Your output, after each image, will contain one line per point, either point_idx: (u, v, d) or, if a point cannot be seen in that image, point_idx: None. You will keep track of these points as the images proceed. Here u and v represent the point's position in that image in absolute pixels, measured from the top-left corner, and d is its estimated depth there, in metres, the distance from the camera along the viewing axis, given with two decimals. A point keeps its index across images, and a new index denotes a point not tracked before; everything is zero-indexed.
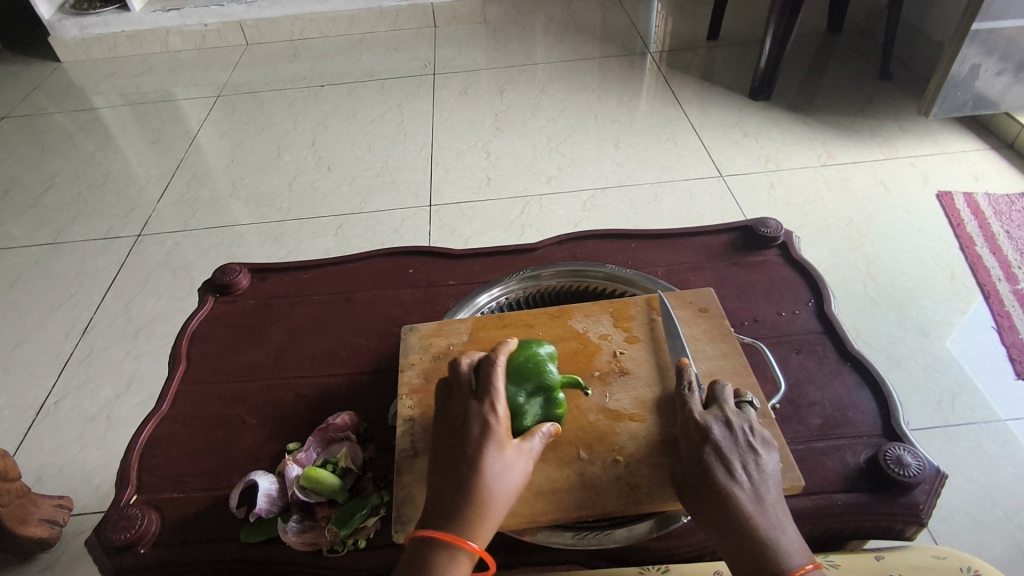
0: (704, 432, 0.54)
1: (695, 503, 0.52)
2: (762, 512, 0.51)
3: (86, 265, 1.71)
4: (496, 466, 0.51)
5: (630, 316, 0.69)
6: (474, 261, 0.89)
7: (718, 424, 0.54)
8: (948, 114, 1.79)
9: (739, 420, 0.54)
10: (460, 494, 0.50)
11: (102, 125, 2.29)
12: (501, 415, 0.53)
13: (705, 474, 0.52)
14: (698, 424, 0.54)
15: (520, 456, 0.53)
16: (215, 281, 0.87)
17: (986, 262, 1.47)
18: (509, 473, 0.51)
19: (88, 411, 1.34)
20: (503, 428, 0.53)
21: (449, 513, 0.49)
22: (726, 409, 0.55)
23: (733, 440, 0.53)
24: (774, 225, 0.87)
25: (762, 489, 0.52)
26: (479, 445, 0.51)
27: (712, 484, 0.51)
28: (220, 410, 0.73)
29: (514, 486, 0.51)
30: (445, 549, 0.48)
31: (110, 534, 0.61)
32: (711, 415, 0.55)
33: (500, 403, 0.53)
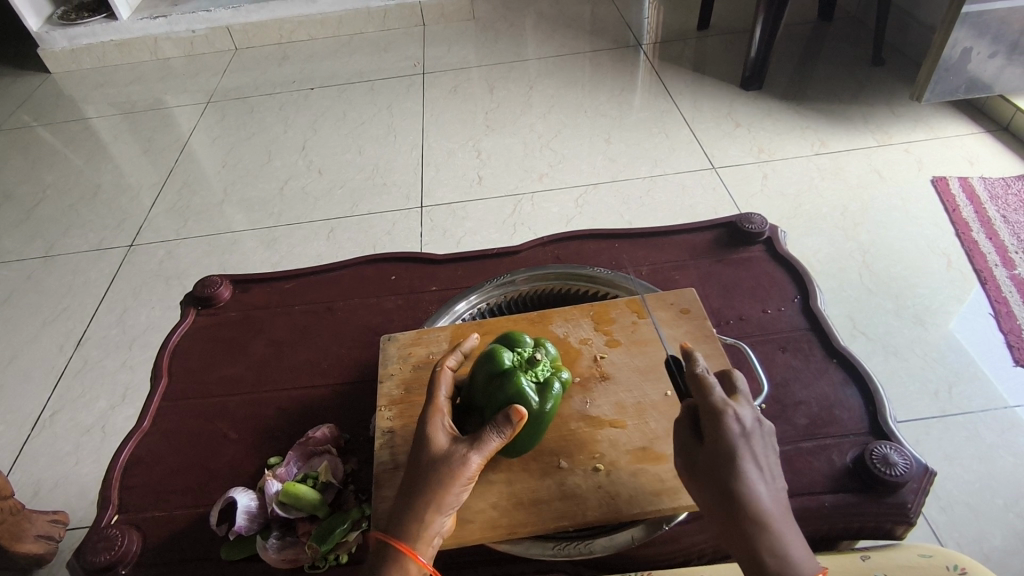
0: (740, 422, 0.49)
1: (717, 498, 0.48)
2: (783, 514, 0.48)
3: (79, 277, 1.71)
4: (427, 461, 0.51)
5: (611, 319, 0.68)
6: (456, 266, 0.88)
7: (749, 415, 0.51)
8: (941, 98, 1.77)
9: (763, 418, 0.52)
10: (402, 494, 0.50)
11: (93, 135, 2.28)
12: (439, 414, 0.54)
13: (737, 467, 0.48)
14: (733, 417, 0.49)
15: (459, 449, 0.51)
16: (196, 294, 0.86)
17: (983, 247, 1.45)
18: (441, 466, 0.50)
19: (83, 424, 1.34)
20: (442, 427, 0.53)
21: (396, 513, 0.50)
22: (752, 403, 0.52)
23: (763, 437, 0.50)
24: (759, 220, 0.86)
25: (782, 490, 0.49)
26: (415, 446, 0.53)
27: (743, 479, 0.47)
28: (202, 426, 0.73)
29: (449, 478, 0.50)
30: (385, 546, 0.48)
31: (90, 556, 0.61)
32: (740, 407, 0.51)
33: (438, 404, 0.55)
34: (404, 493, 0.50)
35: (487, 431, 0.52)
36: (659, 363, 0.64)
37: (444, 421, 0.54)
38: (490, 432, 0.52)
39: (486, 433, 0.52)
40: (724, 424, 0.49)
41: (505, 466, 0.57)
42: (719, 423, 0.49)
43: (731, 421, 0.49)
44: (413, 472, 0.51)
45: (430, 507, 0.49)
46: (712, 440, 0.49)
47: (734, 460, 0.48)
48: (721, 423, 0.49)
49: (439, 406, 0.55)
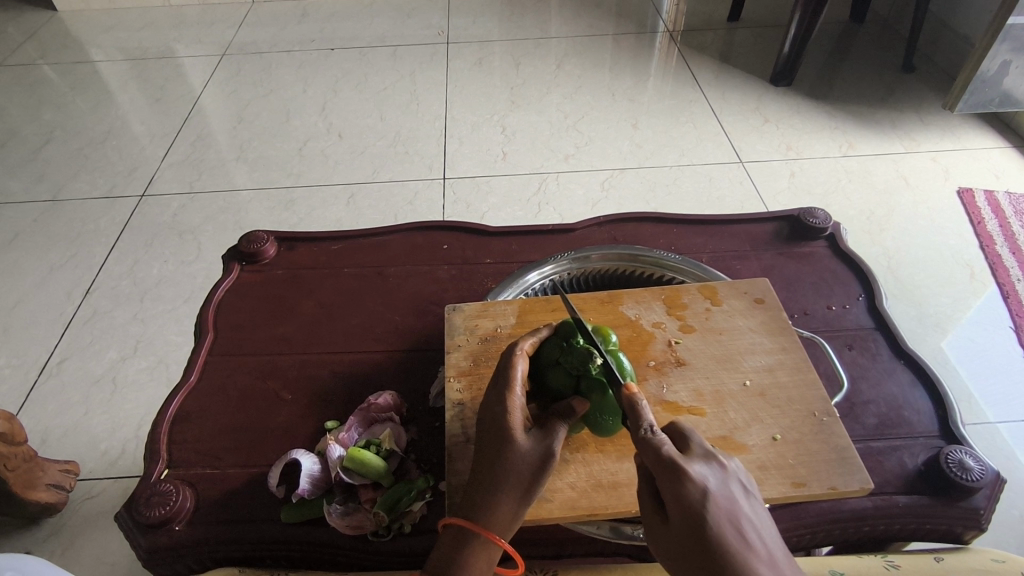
0: (699, 483, 0.44)
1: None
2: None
3: (88, 224, 1.66)
4: (509, 451, 0.49)
5: (684, 304, 0.67)
6: (510, 238, 0.85)
7: (712, 472, 0.45)
8: (972, 109, 1.77)
9: (728, 469, 0.46)
10: (480, 483, 0.49)
11: (101, 80, 2.20)
12: (519, 397, 0.52)
13: (716, 539, 0.42)
14: (685, 487, 0.44)
15: (539, 438, 0.50)
16: (240, 249, 0.84)
17: (1006, 261, 1.46)
18: (525, 456, 0.49)
19: (94, 373, 1.30)
20: (519, 416, 0.51)
21: (476, 500, 0.48)
22: (709, 454, 0.47)
23: (733, 493, 0.45)
24: (822, 216, 0.84)
25: (773, 549, 0.43)
26: (493, 432, 0.50)
27: (727, 550, 0.42)
28: (251, 384, 0.70)
29: (522, 472, 0.48)
30: (471, 536, 0.47)
31: (143, 511, 0.59)
32: (695, 463, 0.45)
33: (516, 387, 0.52)
34: (482, 483, 0.48)
35: (558, 422, 0.51)
36: (736, 352, 0.63)
37: (520, 410, 0.51)
38: (561, 427, 0.51)
39: (558, 423, 0.51)
40: (684, 484, 0.43)
41: (582, 447, 0.56)
42: (680, 492, 0.43)
43: (689, 483, 0.44)
44: (488, 462, 0.49)
45: (510, 496, 0.48)
46: (676, 511, 0.43)
47: (706, 529, 0.42)
48: (680, 488, 0.43)
49: (516, 391, 0.52)
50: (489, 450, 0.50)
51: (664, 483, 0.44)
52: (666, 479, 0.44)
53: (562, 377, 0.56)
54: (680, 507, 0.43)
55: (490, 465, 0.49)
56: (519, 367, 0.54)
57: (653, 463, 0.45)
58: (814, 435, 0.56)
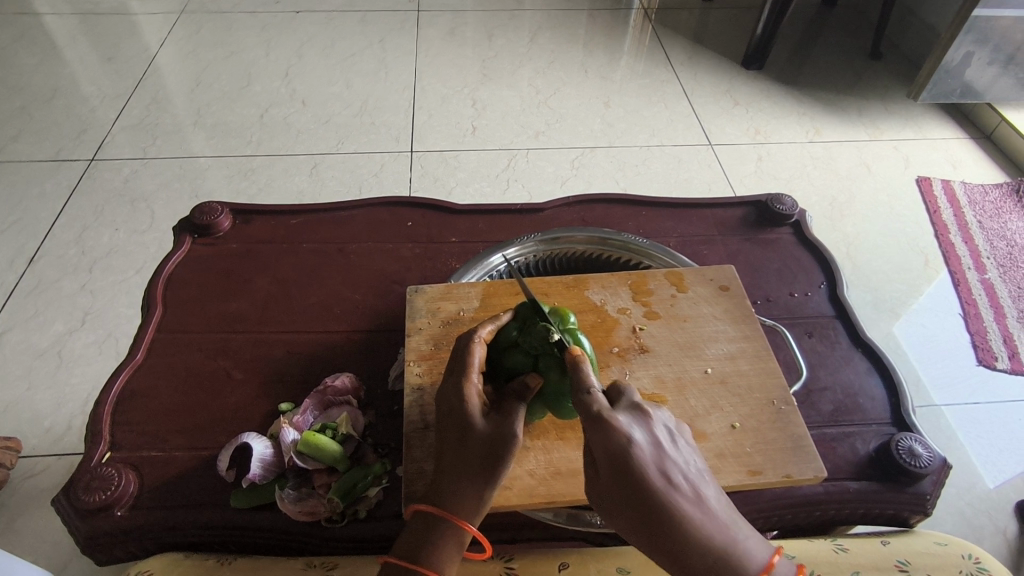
0: (626, 433, 0.43)
1: (636, 517, 0.42)
2: (714, 512, 0.42)
3: (32, 188, 1.57)
4: (469, 440, 0.47)
5: (650, 290, 0.66)
6: (477, 217, 0.83)
7: (639, 421, 0.44)
8: (936, 100, 1.79)
9: (656, 417, 0.45)
10: (444, 476, 0.47)
11: (46, 34, 2.07)
12: (474, 384, 0.50)
13: (640, 483, 0.42)
14: (614, 439, 0.43)
15: (499, 423, 0.48)
16: (193, 221, 0.79)
17: (959, 250, 1.50)
18: (487, 444, 0.47)
19: (38, 346, 1.24)
20: (474, 401, 0.49)
21: (441, 489, 0.47)
22: (635, 403, 0.46)
23: (659, 439, 0.44)
24: (789, 203, 0.85)
25: (697, 489, 0.43)
26: (451, 421, 0.49)
27: (653, 493, 0.42)
28: (202, 363, 0.68)
29: (481, 459, 0.46)
30: (439, 524, 0.46)
31: (83, 496, 0.56)
32: (622, 413, 0.45)
33: (472, 373, 0.50)
34: (444, 473, 0.47)
35: (515, 403, 0.49)
36: (698, 339, 0.63)
37: (476, 395, 0.49)
38: (518, 409, 0.49)
39: (515, 403, 0.50)
40: (611, 436, 0.43)
41: (544, 434, 0.55)
42: (609, 443, 0.43)
43: (616, 434, 0.43)
44: (449, 453, 0.47)
45: (474, 483, 0.46)
46: (603, 458, 0.43)
47: (633, 476, 0.42)
48: (607, 439, 0.43)
49: (471, 375, 0.50)
50: (449, 441, 0.48)
51: (592, 436, 0.44)
52: (595, 431, 0.43)
53: (517, 357, 0.54)
54: (608, 457, 0.43)
55: (452, 454, 0.47)
56: (477, 354, 0.52)
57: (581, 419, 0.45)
58: (772, 423, 0.57)
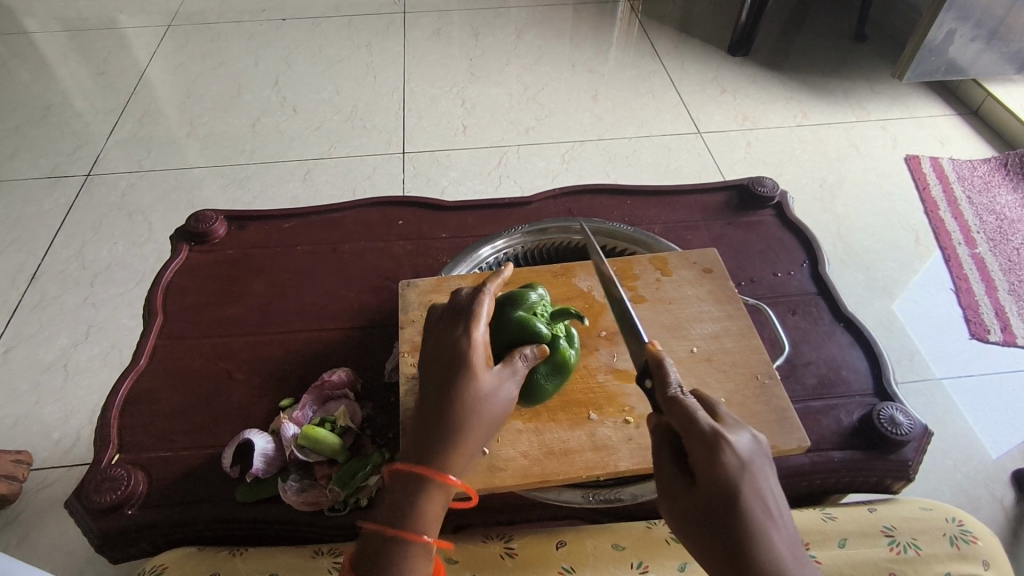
0: (737, 452, 0.41)
1: (722, 546, 0.39)
2: (802, 553, 0.40)
3: (30, 206, 1.59)
4: (473, 387, 0.49)
5: (635, 275, 0.68)
6: (466, 213, 0.85)
7: (745, 439, 0.42)
8: (920, 78, 1.79)
9: (761, 441, 0.43)
10: (439, 422, 0.48)
11: (37, 52, 2.08)
12: (479, 338, 0.51)
13: (741, 511, 0.39)
14: (723, 456, 0.40)
15: (499, 377, 0.51)
16: (189, 229, 0.81)
17: (949, 226, 1.51)
18: (489, 395, 0.50)
19: (44, 361, 1.26)
20: (476, 357, 0.50)
21: (429, 438, 0.48)
22: (743, 425, 0.43)
23: (763, 464, 0.42)
24: (770, 185, 0.86)
25: (791, 525, 0.41)
26: (451, 371, 0.49)
27: (752, 523, 0.39)
28: (204, 366, 0.70)
29: (469, 414, 0.48)
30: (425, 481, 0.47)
31: (94, 496, 0.58)
32: (732, 431, 0.42)
33: (479, 325, 0.52)
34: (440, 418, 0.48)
35: (512, 366, 0.52)
36: (684, 320, 0.65)
37: (477, 351, 0.51)
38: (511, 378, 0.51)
39: (515, 365, 0.52)
40: (722, 454, 0.40)
41: (535, 416, 0.57)
42: (717, 460, 0.40)
43: (726, 451, 0.40)
44: (448, 399, 0.49)
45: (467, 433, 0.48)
46: (706, 476, 0.40)
47: (737, 502, 0.39)
48: (717, 456, 0.40)
49: (477, 329, 0.51)
50: (450, 386, 0.49)
51: (696, 449, 0.41)
52: (704, 445, 0.41)
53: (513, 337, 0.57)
54: (710, 475, 0.40)
55: (448, 403, 0.48)
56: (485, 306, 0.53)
57: (687, 427, 0.42)
58: (756, 397, 0.58)
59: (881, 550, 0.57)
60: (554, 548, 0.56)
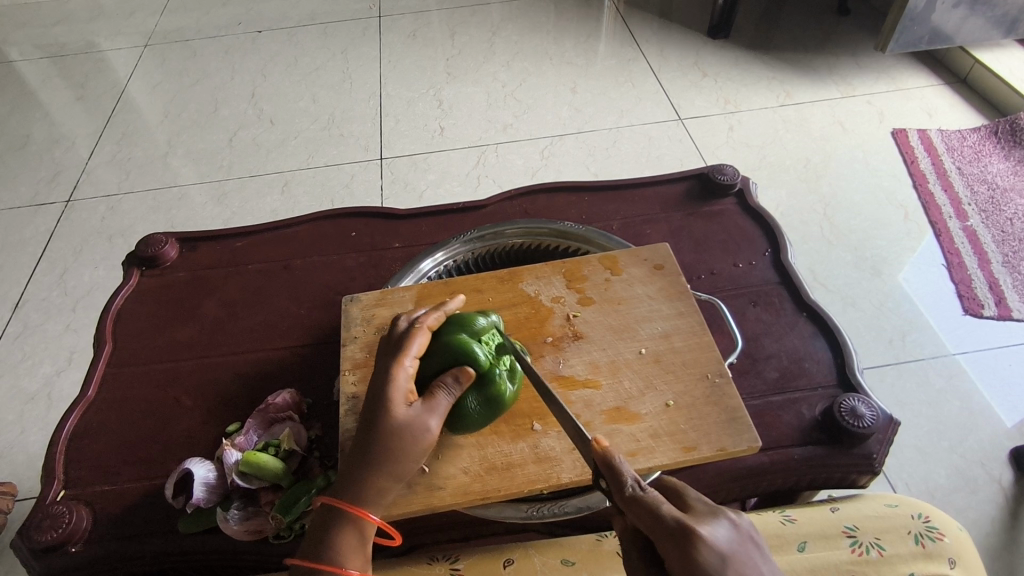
0: (714, 546, 0.38)
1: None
2: None
3: (12, 236, 1.59)
4: (386, 421, 0.48)
5: (584, 276, 0.66)
6: (420, 220, 0.83)
7: (721, 530, 0.40)
8: (904, 49, 1.74)
9: (739, 528, 0.40)
10: (355, 458, 0.48)
11: (18, 80, 2.09)
12: (405, 367, 0.50)
13: None
14: (696, 554, 0.38)
15: (419, 411, 0.49)
16: (139, 254, 0.80)
17: (938, 199, 1.47)
18: (403, 429, 0.48)
19: (27, 391, 1.26)
20: (400, 388, 0.49)
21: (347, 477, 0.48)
22: (716, 512, 0.41)
23: (745, 556, 0.39)
24: (730, 172, 0.84)
25: None
26: (373, 404, 0.49)
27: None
28: (152, 393, 0.68)
29: (386, 447, 0.47)
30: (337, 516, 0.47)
31: (35, 535, 0.57)
32: (704, 522, 0.40)
33: (406, 357, 0.51)
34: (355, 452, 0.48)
35: (439, 395, 0.50)
36: (633, 321, 0.62)
37: (404, 384, 0.50)
38: (436, 408, 0.49)
39: (442, 395, 0.50)
40: (694, 551, 0.38)
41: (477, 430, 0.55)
42: (693, 558, 0.38)
43: (703, 548, 0.38)
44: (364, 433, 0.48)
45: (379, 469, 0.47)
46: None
47: None
48: (693, 553, 0.38)
49: (405, 361, 0.51)
50: (368, 418, 0.49)
51: (669, 548, 0.38)
52: (676, 541, 0.38)
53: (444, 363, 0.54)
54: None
55: (364, 440, 0.48)
56: (417, 340, 0.52)
57: (652, 526, 0.39)
58: (707, 398, 0.56)
59: (842, 553, 0.55)
60: (502, 567, 0.54)
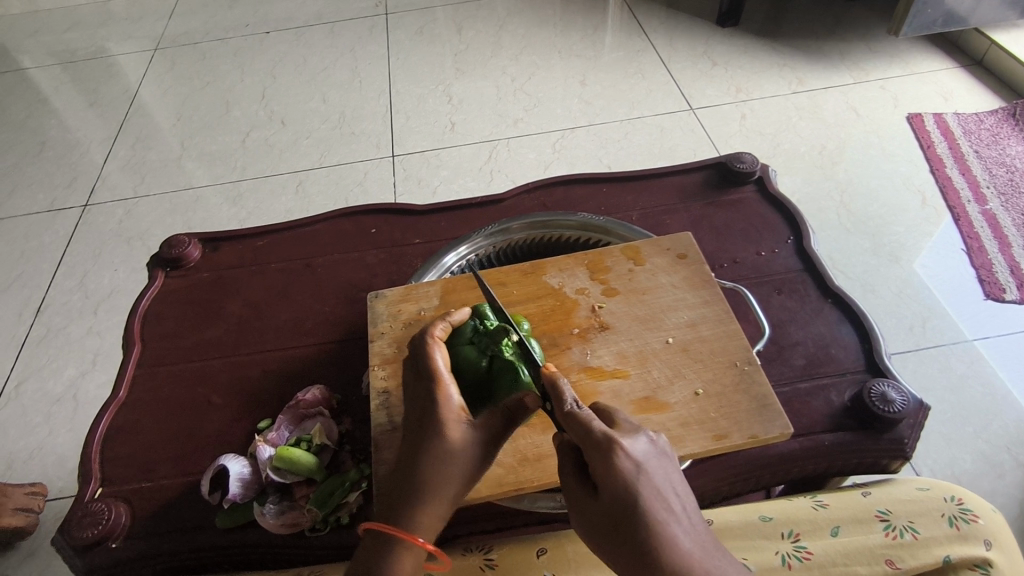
0: (631, 455, 0.41)
1: (631, 552, 0.39)
2: (714, 554, 0.40)
3: (31, 241, 1.61)
4: (435, 443, 0.47)
5: (608, 267, 0.66)
6: (440, 216, 0.84)
7: (641, 443, 0.42)
8: (918, 32, 1.72)
9: (658, 444, 0.43)
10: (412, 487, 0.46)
11: (30, 88, 2.11)
12: (450, 388, 0.50)
13: (644, 517, 0.39)
14: (617, 462, 0.40)
15: (467, 428, 0.48)
16: (163, 256, 0.81)
17: (956, 183, 1.46)
18: (459, 450, 0.47)
19: (53, 393, 1.28)
20: (451, 410, 0.49)
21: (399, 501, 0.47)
22: (637, 428, 0.44)
23: (663, 466, 0.42)
24: (750, 160, 0.83)
25: (698, 525, 0.40)
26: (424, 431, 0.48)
27: (657, 526, 0.39)
28: (182, 392, 0.69)
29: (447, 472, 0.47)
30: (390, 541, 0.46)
31: (76, 532, 0.58)
32: (626, 436, 0.42)
33: (442, 378, 0.50)
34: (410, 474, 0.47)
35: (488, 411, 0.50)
36: (659, 310, 0.62)
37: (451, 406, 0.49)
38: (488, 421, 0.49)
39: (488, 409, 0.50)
40: (615, 458, 0.40)
41: None
42: (613, 465, 0.40)
43: (622, 456, 0.40)
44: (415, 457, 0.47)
45: (443, 492, 0.46)
46: (605, 487, 0.40)
47: (639, 506, 0.39)
48: (611, 460, 0.40)
49: (444, 382, 0.50)
50: (416, 441, 0.48)
51: (594, 457, 0.41)
52: (600, 450, 0.41)
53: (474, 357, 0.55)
54: (609, 482, 0.40)
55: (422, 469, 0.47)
56: (439, 358, 0.51)
57: (582, 435, 0.42)
58: (736, 386, 0.56)
59: (876, 537, 0.55)
60: (535, 556, 0.56)
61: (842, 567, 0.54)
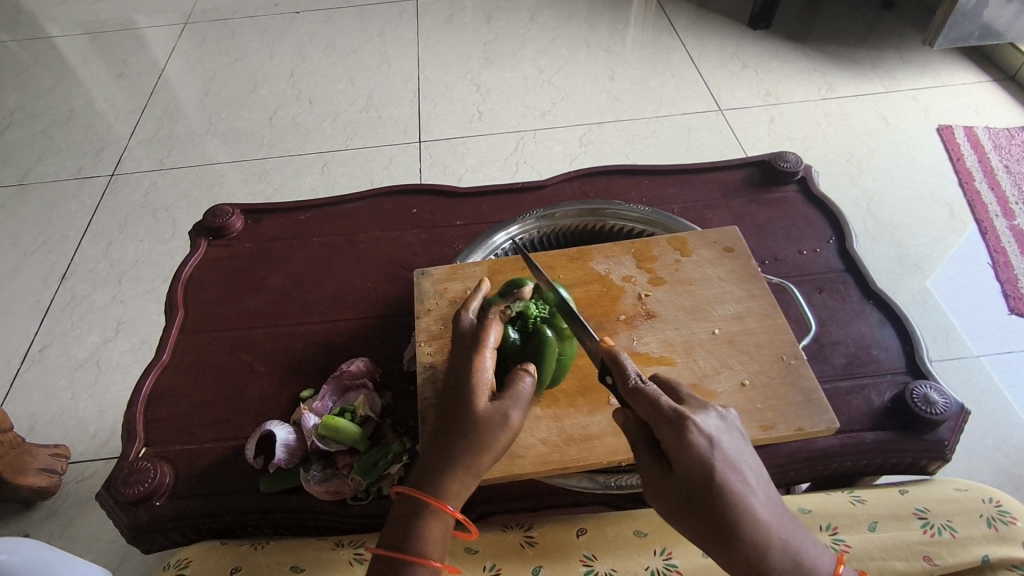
0: (703, 430, 0.43)
1: (709, 521, 0.42)
2: (784, 520, 0.43)
3: (58, 208, 1.62)
4: (471, 413, 0.47)
5: (654, 257, 0.67)
6: (481, 199, 0.84)
7: (711, 420, 0.44)
8: (952, 44, 1.71)
9: (726, 418, 0.45)
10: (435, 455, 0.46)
11: (59, 57, 2.12)
12: (487, 358, 0.49)
13: (719, 489, 0.42)
14: (690, 438, 0.42)
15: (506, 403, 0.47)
16: (206, 224, 0.82)
17: (984, 198, 1.45)
18: (482, 423, 0.46)
19: (77, 358, 1.29)
20: (485, 380, 0.48)
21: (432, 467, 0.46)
22: (704, 404, 0.46)
23: (733, 440, 0.44)
24: (794, 159, 0.84)
25: (770, 493, 0.43)
26: (458, 396, 0.48)
27: (734, 496, 0.42)
28: (225, 359, 0.70)
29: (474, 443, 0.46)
30: (419, 505, 0.45)
31: (122, 489, 0.59)
32: (695, 413, 0.44)
33: (486, 349, 0.50)
34: (445, 442, 0.46)
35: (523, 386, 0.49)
36: (705, 301, 0.63)
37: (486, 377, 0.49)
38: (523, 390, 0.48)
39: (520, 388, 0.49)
40: (688, 436, 0.42)
41: (554, 402, 0.56)
42: (687, 440, 0.42)
43: (694, 432, 0.42)
44: (452, 425, 0.47)
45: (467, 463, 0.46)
46: (680, 461, 0.42)
47: (715, 479, 0.42)
48: (685, 437, 0.42)
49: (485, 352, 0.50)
50: (453, 409, 0.47)
51: (666, 433, 0.43)
52: (674, 427, 0.43)
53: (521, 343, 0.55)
54: (684, 458, 0.42)
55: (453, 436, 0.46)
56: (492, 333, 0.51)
57: (653, 414, 0.44)
58: (783, 378, 0.57)
59: (914, 533, 0.55)
60: (575, 535, 0.56)
61: (881, 561, 0.54)
